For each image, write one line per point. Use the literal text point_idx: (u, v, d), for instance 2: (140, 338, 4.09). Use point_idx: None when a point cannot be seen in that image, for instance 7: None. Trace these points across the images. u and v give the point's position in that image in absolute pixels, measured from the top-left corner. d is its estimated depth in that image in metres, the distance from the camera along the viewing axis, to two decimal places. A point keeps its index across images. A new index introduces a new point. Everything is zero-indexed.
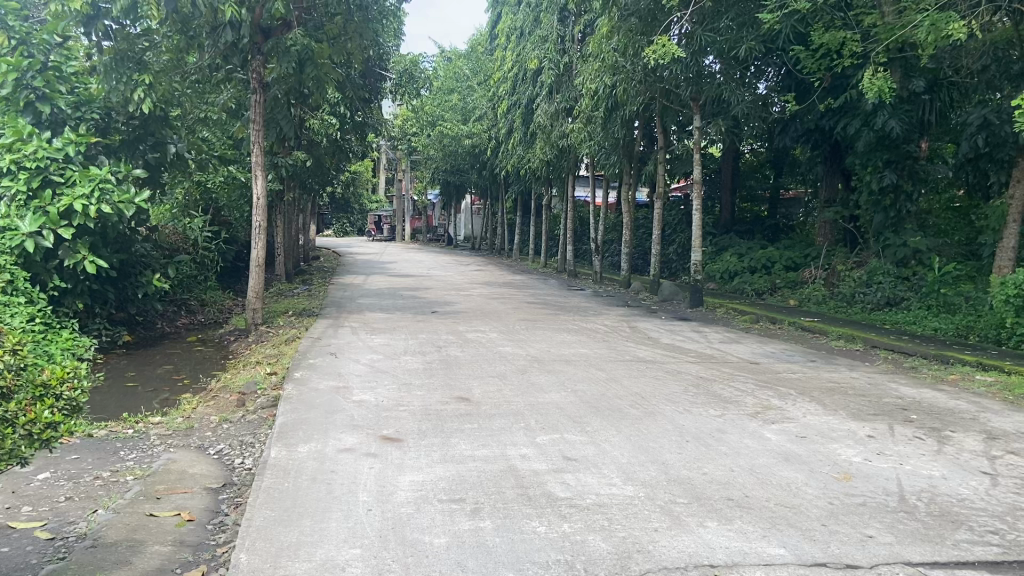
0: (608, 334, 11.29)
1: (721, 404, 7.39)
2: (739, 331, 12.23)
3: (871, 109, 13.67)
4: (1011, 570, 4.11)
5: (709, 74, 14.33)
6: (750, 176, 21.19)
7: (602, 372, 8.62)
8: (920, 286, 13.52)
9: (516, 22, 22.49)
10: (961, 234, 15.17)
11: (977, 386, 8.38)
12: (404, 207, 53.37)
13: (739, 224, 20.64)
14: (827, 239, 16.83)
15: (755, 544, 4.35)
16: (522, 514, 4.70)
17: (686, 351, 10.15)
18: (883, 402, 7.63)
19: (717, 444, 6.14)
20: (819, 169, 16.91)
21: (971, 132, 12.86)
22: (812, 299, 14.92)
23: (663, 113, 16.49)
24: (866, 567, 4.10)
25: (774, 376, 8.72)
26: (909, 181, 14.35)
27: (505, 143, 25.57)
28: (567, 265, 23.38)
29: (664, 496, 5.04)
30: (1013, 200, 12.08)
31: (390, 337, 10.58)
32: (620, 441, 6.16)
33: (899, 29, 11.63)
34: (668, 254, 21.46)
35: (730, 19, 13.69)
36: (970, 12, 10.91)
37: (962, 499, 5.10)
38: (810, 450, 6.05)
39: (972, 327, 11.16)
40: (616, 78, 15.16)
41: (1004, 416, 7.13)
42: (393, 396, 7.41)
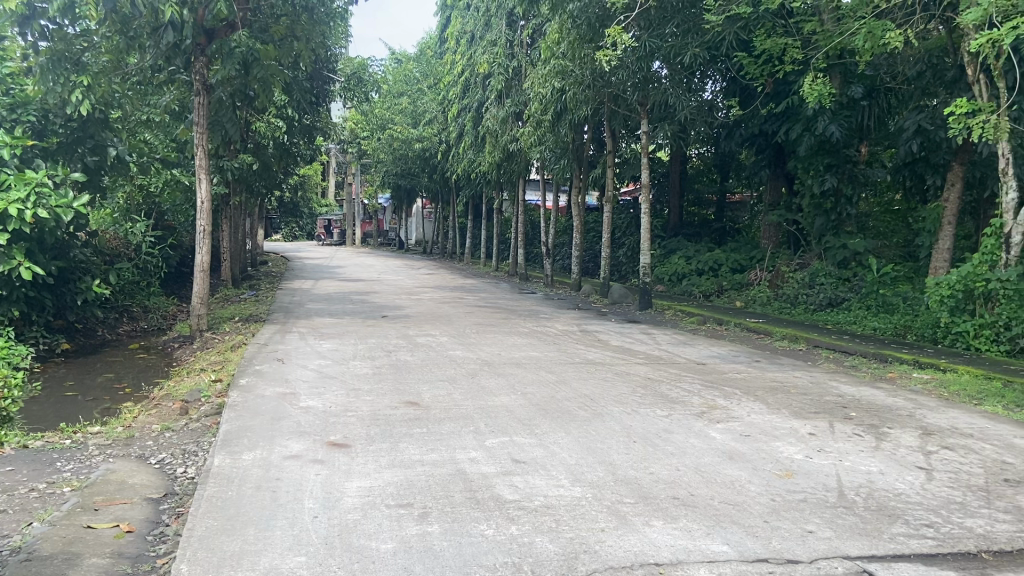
0: (558, 337, 11.35)
1: (668, 405, 7.50)
2: (686, 333, 12.40)
3: (812, 114, 13.92)
4: (945, 562, 4.25)
5: (656, 79, 14.50)
6: (698, 179, 21.37)
7: (552, 374, 8.68)
8: (860, 287, 13.94)
9: (465, 26, 22.54)
10: (900, 236, 15.76)
11: (915, 384, 8.63)
12: (354, 211, 53.06)
13: (686, 227, 21.00)
14: (771, 241, 17.21)
15: (699, 541, 4.42)
16: (470, 518, 4.70)
17: (634, 354, 10.25)
18: (824, 400, 7.81)
19: (663, 444, 6.22)
20: (764, 173, 17.19)
21: (907, 137, 13.16)
22: (757, 300, 15.15)
23: (610, 117, 16.62)
24: (806, 563, 4.21)
25: (720, 376, 8.89)
26: (849, 185, 14.79)
27: (456, 147, 25.54)
28: (519, 268, 23.44)
29: (612, 497, 5.09)
30: (948, 203, 12.64)
31: (340, 342, 10.46)
32: (568, 443, 6.20)
33: (838, 36, 11.95)
34: (618, 258, 21.71)
35: (676, 25, 13.83)
36: (905, 20, 11.25)
37: (898, 493, 5.26)
38: (752, 448, 6.17)
39: (909, 327, 11.50)
40: (565, 82, 15.37)
41: (939, 413, 7.37)
42: (341, 401, 7.33)
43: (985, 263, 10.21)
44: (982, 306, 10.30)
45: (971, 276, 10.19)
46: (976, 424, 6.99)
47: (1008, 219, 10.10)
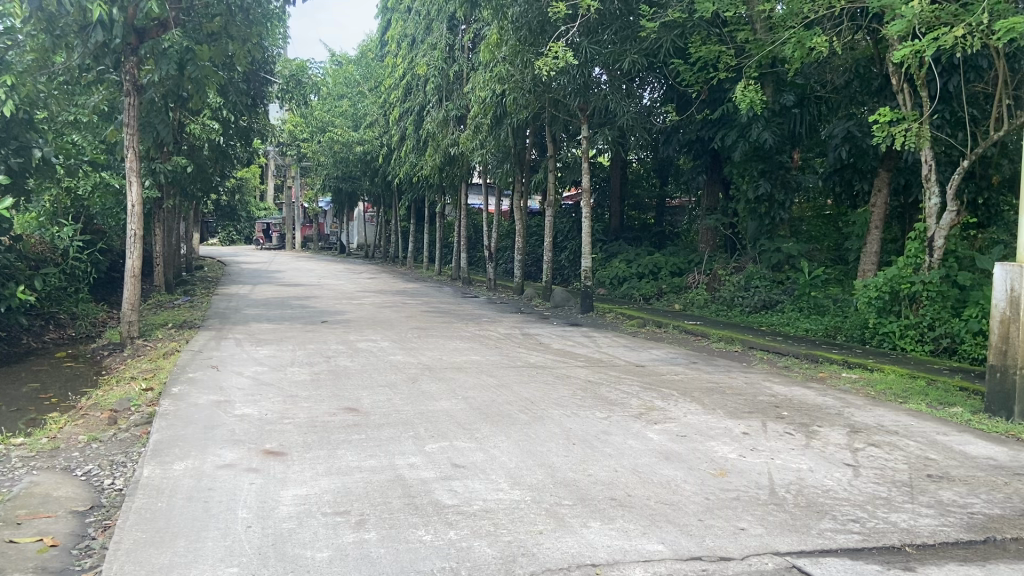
0: (499, 340, 11.39)
1: (607, 407, 7.59)
2: (626, 335, 12.56)
3: (747, 121, 14.20)
4: (870, 556, 4.41)
5: (596, 85, 14.75)
6: (638, 184, 21.68)
7: (493, 378, 8.70)
8: (792, 290, 14.34)
9: (406, 29, 22.48)
10: (830, 239, 16.24)
11: (844, 383, 8.93)
12: (294, 214, 52.27)
13: (627, 231, 21.29)
14: (709, 245, 17.52)
15: (635, 541, 4.49)
16: (408, 524, 4.68)
17: (576, 356, 10.35)
18: (757, 400, 8.00)
19: (602, 446, 6.30)
20: (701, 178, 17.49)
21: (836, 144, 13.59)
22: (695, 303, 15.44)
23: (551, 122, 16.71)
24: (738, 559, 4.31)
25: (658, 378, 9.03)
26: (781, 191, 15.18)
27: (397, 151, 25.43)
28: (461, 273, 23.41)
29: (550, 499, 5.13)
30: (875, 208, 13.21)
31: (277, 348, 10.29)
32: (508, 447, 6.22)
33: (770, 44, 12.27)
34: (560, 261, 21.86)
35: (614, 32, 14.05)
36: (832, 30, 11.60)
37: (827, 490, 5.43)
38: (688, 448, 6.29)
39: (839, 328, 11.86)
40: (505, 86, 15.44)
41: (866, 411, 7.63)
42: (277, 408, 7.21)
43: (909, 266, 10.61)
44: (907, 308, 10.70)
45: (897, 278, 10.60)
46: (900, 422, 7.25)
47: (931, 224, 10.50)
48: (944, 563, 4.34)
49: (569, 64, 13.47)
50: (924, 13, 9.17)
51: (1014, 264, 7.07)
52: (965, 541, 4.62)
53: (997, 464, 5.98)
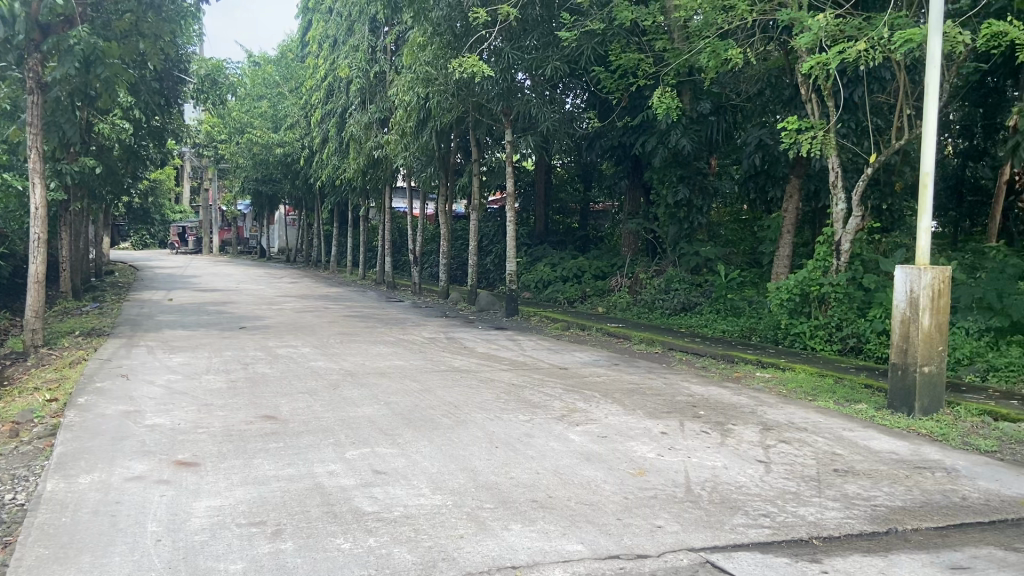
0: (424, 345, 11.34)
1: (530, 409, 7.65)
2: (550, 338, 12.68)
3: (666, 128, 14.54)
4: (779, 549, 4.57)
5: (519, 89, 14.94)
6: (562, 188, 21.93)
7: (416, 383, 8.64)
8: (710, 292, 14.74)
9: (327, 29, 22.17)
10: (746, 244, 16.77)
11: (757, 381, 9.25)
12: (212, 218, 50.81)
13: (552, 235, 21.50)
14: (631, 249, 17.77)
15: (555, 542, 4.54)
16: (327, 532, 4.61)
17: (500, 359, 10.39)
18: (676, 400, 8.20)
19: (524, 448, 6.34)
20: (623, 183, 17.86)
21: (750, 151, 14.19)
22: (617, 305, 15.70)
23: (475, 126, 16.76)
24: (654, 556, 4.41)
25: (580, 380, 9.15)
26: (700, 197, 15.57)
27: (319, 153, 25.05)
28: (386, 276, 23.18)
29: (471, 503, 5.13)
30: (787, 213, 13.71)
31: (192, 356, 9.99)
32: (430, 452, 6.20)
33: (687, 53, 12.58)
34: (485, 265, 21.91)
35: (536, 38, 14.33)
36: (745, 40, 11.97)
37: (740, 486, 5.60)
38: (608, 449, 6.40)
39: (754, 329, 12.26)
40: (428, 89, 15.41)
41: (777, 409, 7.91)
42: (191, 418, 7.00)
43: (818, 269, 11.08)
44: (816, 309, 11.15)
45: (807, 280, 11.08)
46: (810, 419, 7.53)
47: (838, 228, 10.97)
48: (848, 553, 4.54)
49: (486, 71, 13.63)
50: (829, 26, 9.57)
51: (913, 266, 7.44)
52: (868, 532, 4.83)
53: (898, 458, 6.29)
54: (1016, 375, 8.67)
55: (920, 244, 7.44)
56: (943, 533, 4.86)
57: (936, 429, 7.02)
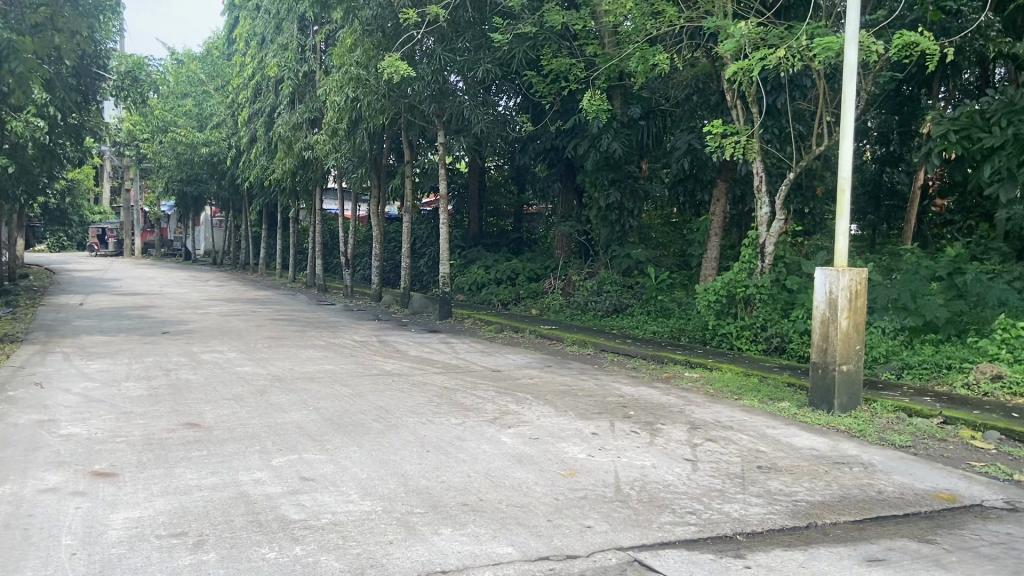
0: (355, 348, 11.18)
1: (462, 412, 7.62)
2: (483, 341, 12.67)
3: (597, 132, 14.72)
4: (705, 546, 4.66)
5: (452, 91, 14.87)
6: (495, 190, 21.96)
7: (346, 388, 8.52)
8: (641, 294, 14.97)
9: (254, 27, 21.72)
10: (676, 246, 17.11)
11: (686, 381, 9.43)
12: (134, 219, 49.08)
13: (485, 237, 21.53)
14: (564, 251, 17.84)
15: (485, 545, 4.53)
16: (251, 541, 4.50)
17: (432, 362, 10.32)
18: (607, 401, 8.30)
19: (455, 452, 6.31)
20: (556, 186, 17.99)
21: (678, 155, 14.46)
22: (550, 308, 15.82)
23: (407, 128, 16.63)
24: (584, 556, 4.44)
25: (513, 382, 9.16)
26: (630, 200, 15.81)
27: (246, 153, 24.49)
28: (317, 279, 22.81)
29: (401, 508, 5.08)
30: (714, 216, 14.04)
31: (110, 362, 9.62)
32: (359, 457, 6.11)
33: (616, 58, 12.76)
34: (419, 268, 21.77)
35: (467, 40, 14.32)
36: (673, 47, 12.21)
37: (667, 485, 5.70)
38: (540, 450, 6.43)
39: (683, 330, 12.51)
40: (359, 90, 15.23)
41: (705, 408, 8.07)
42: (110, 426, 6.74)
43: (744, 271, 11.37)
44: (742, 310, 11.43)
45: (733, 282, 11.37)
46: (736, 417, 7.71)
47: (762, 231, 11.29)
48: (771, 548, 4.66)
49: (412, 73, 13.58)
50: (751, 34, 9.84)
51: (833, 268, 7.70)
52: (789, 527, 4.97)
53: (818, 454, 6.49)
54: (928, 373, 9.06)
55: (838, 246, 7.69)
56: (860, 527, 5.04)
57: (854, 426, 7.28)
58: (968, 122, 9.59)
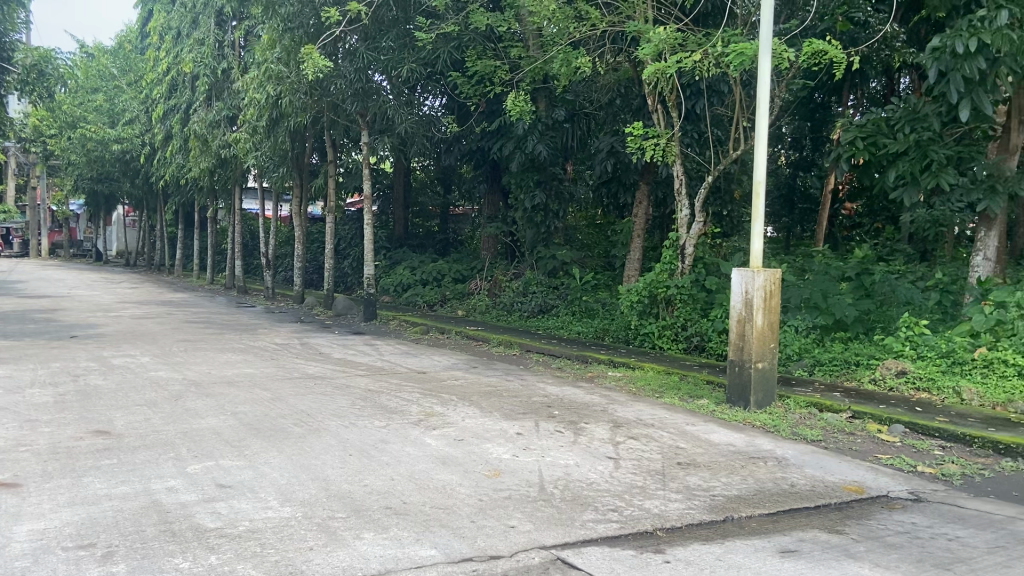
0: (275, 351, 10.93)
1: (385, 415, 7.53)
2: (408, 343, 12.55)
3: (522, 134, 14.82)
4: (627, 542, 4.74)
5: (376, 90, 14.70)
6: (421, 191, 21.85)
7: (266, 392, 8.31)
8: (566, 295, 15.12)
9: (169, 22, 21.00)
10: (600, 247, 17.37)
11: (609, 381, 9.57)
12: (39, 219, 46.77)
13: (411, 238, 21.39)
14: (490, 252, 17.86)
15: (408, 548, 4.49)
16: (163, 552, 4.33)
17: (356, 365, 10.18)
18: (532, 401, 8.34)
19: (378, 455, 6.24)
20: (482, 187, 18.08)
21: (602, 157, 14.68)
22: (476, 309, 15.81)
23: (330, 127, 16.37)
24: (507, 557, 4.45)
25: (438, 384, 9.12)
26: (555, 201, 16.01)
27: (161, 151, 23.66)
28: (236, 281, 22.21)
29: (322, 513, 4.99)
30: (637, 219, 14.30)
31: (12, 368, 9.13)
32: (279, 462, 5.97)
33: (541, 60, 12.85)
34: (342, 269, 21.45)
35: (391, 39, 14.17)
36: (595, 51, 12.37)
37: (590, 483, 5.76)
38: (464, 452, 6.41)
39: (607, 330, 12.70)
40: (279, 88, 14.91)
41: (627, 407, 8.20)
42: (12, 435, 6.40)
43: (665, 271, 11.58)
44: (664, 310, 11.64)
45: (654, 283, 11.60)
46: (658, 415, 7.86)
47: (682, 233, 11.55)
48: (690, 543, 4.76)
49: (332, 71, 13.38)
50: (670, 39, 10.05)
51: (748, 269, 7.93)
52: (708, 521, 5.09)
53: (735, 450, 6.67)
54: (837, 369, 9.45)
55: (753, 248, 7.93)
56: (774, 519, 5.20)
57: (769, 422, 7.51)
58: (873, 129, 10.03)
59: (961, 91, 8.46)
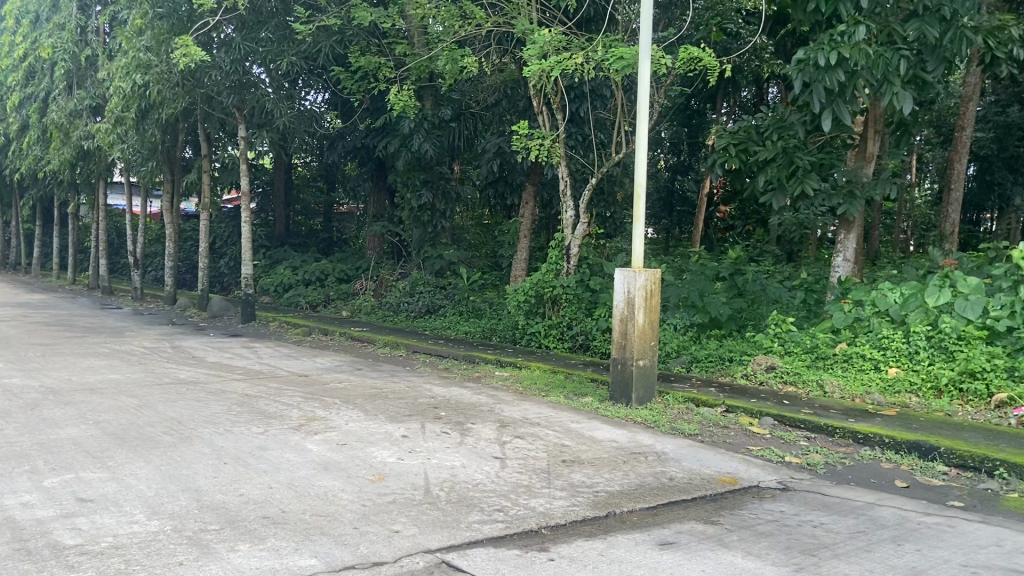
0: (145, 356, 10.32)
1: (264, 421, 7.24)
2: (289, 345, 12.16)
3: (408, 132, 14.60)
4: (511, 542, 4.74)
5: (254, 83, 14.18)
6: (304, 188, 21.26)
7: (134, 399, 7.83)
8: (453, 295, 15.06)
9: (26, 4, 19.53)
10: (488, 247, 17.40)
11: (496, 381, 9.58)
12: None
13: (293, 237, 20.76)
14: (376, 252, 17.59)
15: (286, 559, 4.32)
16: (14, 573, 3.99)
17: (233, 369, 9.76)
18: (418, 403, 8.23)
19: (256, 463, 5.98)
20: (367, 185, 17.78)
21: (489, 157, 14.75)
22: (361, 309, 15.52)
23: (205, 120, 15.68)
24: (390, 562, 4.35)
25: (321, 387, 8.86)
26: (442, 201, 15.94)
27: (15, 142, 21.95)
28: (101, 281, 20.87)
29: (194, 526, 4.73)
30: (523, 219, 14.40)
31: None
32: (147, 473, 5.63)
33: (426, 58, 12.77)
34: (218, 268, 20.59)
35: (270, 31, 13.72)
36: (481, 50, 12.34)
37: (476, 484, 5.73)
38: (347, 456, 6.25)
39: (494, 330, 12.75)
40: (147, 78, 14.05)
41: (514, 407, 8.23)
42: None
43: (551, 271, 11.74)
44: (550, 309, 11.79)
45: (541, 283, 11.73)
46: (543, 414, 7.92)
47: (568, 233, 11.78)
48: (574, 539, 4.82)
49: (208, 61, 12.79)
50: (553, 40, 10.19)
51: (630, 269, 8.13)
52: (591, 518, 5.16)
53: (618, 446, 6.82)
54: (712, 365, 9.87)
55: (635, 248, 8.12)
56: (654, 513, 5.33)
57: (649, 417, 7.73)
58: (745, 136, 10.55)
59: (823, 101, 9.03)
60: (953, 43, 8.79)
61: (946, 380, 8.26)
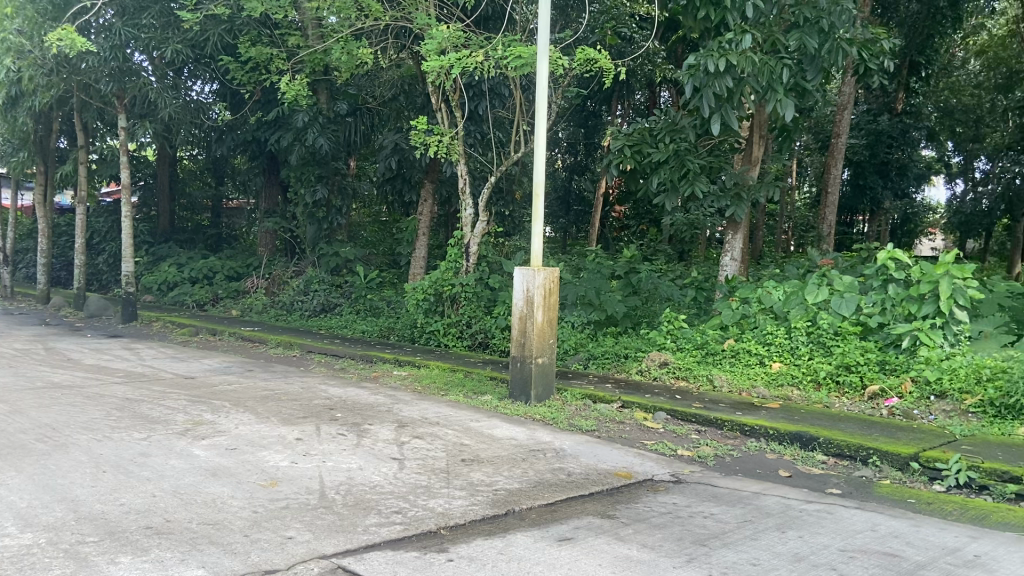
0: (13, 359, 9.59)
1: (147, 426, 6.86)
2: (174, 346, 11.59)
3: (301, 125, 14.11)
4: (410, 543, 4.66)
5: (136, 70, 13.43)
6: (190, 182, 20.37)
7: (1, 405, 7.25)
8: (349, 292, 14.77)
9: None
10: (385, 245, 17.17)
11: (393, 380, 9.44)
12: None
13: (178, 232, 19.85)
14: (268, 249, 17.05)
15: (172, 570, 4.10)
16: None
17: (112, 372, 9.20)
18: (313, 404, 8.01)
19: (138, 470, 5.66)
20: (258, 180, 17.21)
21: (386, 154, 14.61)
22: (252, 308, 15.01)
23: (82, 108, 14.76)
24: (284, 570, 4.20)
25: (209, 390, 8.48)
26: (337, 197, 15.61)
27: None
28: None
29: (69, 538, 4.42)
30: (421, 216, 14.30)
31: None
32: (17, 484, 5.22)
33: (321, 51, 12.54)
34: (96, 264, 19.43)
35: (151, 17, 13.20)
36: (378, 43, 12.13)
37: (373, 486, 5.63)
38: (238, 461, 6.01)
39: (392, 329, 12.59)
40: (17, 62, 13.00)
41: (412, 406, 8.14)
42: None
43: (450, 270, 11.68)
44: (449, 308, 11.73)
45: (441, 281, 11.64)
46: (442, 414, 7.86)
47: (466, 231, 11.82)
48: (472, 539, 4.79)
49: (87, 47, 12.05)
50: (451, 37, 10.14)
51: (529, 267, 8.17)
52: (490, 516, 5.15)
53: (517, 443, 6.85)
54: (608, 361, 10.08)
55: (533, 248, 8.17)
56: (552, 509, 5.37)
57: (547, 414, 7.80)
58: (639, 138, 10.80)
59: (713, 106, 9.35)
60: (830, 53, 9.31)
61: (825, 374, 8.73)
